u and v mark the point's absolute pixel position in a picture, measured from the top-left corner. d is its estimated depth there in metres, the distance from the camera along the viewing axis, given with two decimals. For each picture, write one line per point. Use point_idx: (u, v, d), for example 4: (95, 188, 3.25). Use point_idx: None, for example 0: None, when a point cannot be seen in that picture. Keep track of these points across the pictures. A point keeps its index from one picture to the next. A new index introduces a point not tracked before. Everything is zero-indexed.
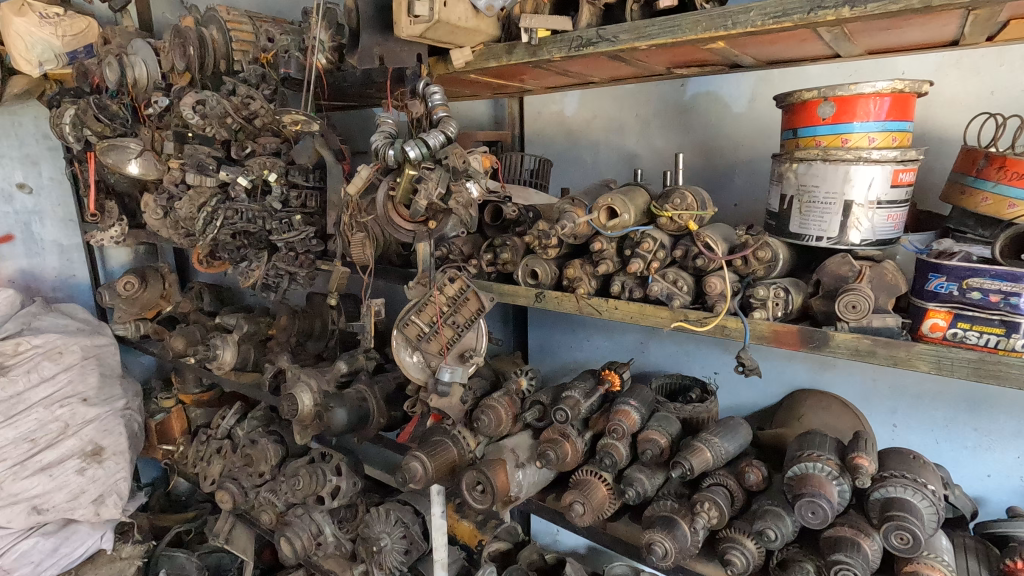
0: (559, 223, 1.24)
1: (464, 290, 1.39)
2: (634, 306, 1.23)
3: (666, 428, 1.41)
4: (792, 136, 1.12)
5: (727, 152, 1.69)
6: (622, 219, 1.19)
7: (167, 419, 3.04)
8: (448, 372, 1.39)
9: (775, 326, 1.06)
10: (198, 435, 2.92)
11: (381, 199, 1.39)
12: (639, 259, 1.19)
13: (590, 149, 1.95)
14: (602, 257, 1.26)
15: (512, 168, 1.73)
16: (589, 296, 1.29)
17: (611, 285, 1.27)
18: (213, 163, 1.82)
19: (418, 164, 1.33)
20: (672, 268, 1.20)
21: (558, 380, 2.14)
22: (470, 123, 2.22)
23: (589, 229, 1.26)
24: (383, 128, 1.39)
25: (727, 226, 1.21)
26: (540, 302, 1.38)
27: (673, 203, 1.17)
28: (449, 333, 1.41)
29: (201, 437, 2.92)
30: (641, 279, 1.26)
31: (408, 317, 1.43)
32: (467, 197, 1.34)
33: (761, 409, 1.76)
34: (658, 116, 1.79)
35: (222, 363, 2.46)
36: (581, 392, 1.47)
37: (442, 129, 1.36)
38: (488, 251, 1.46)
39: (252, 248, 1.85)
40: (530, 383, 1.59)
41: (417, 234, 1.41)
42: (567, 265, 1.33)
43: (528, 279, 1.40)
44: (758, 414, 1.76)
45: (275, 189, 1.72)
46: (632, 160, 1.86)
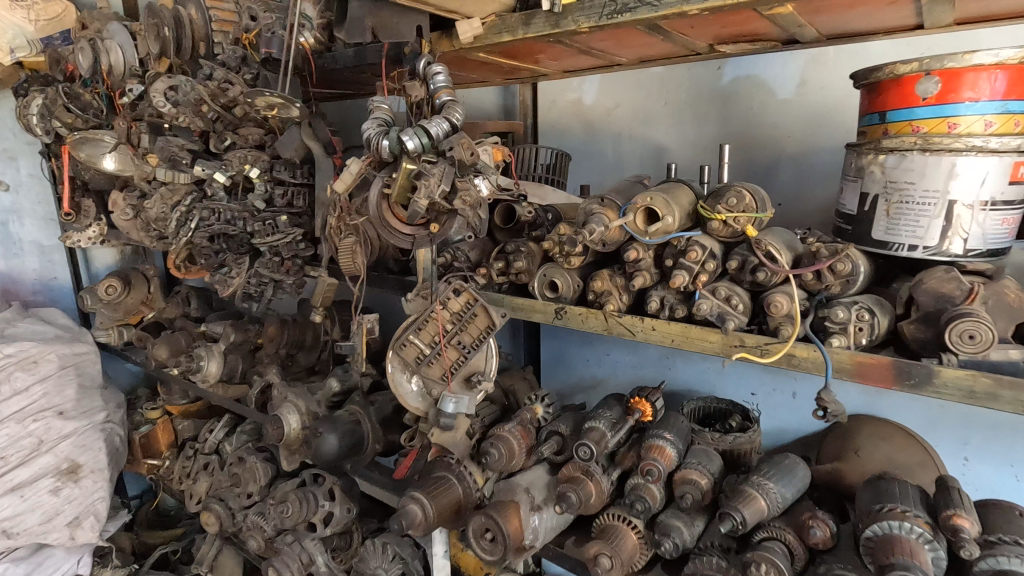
0: (586, 228, 1.02)
1: (472, 305, 1.21)
2: (677, 327, 1.02)
3: (706, 466, 1.21)
4: (878, 121, 0.91)
5: (770, 145, 1.48)
6: (665, 222, 1.00)
7: (152, 432, 2.84)
8: (451, 401, 1.18)
9: (858, 356, 0.86)
10: (185, 450, 2.73)
11: (374, 197, 1.18)
12: (683, 271, 0.99)
13: (612, 141, 1.74)
14: (638, 269, 1.05)
15: (524, 162, 1.52)
16: (619, 313, 1.09)
17: (648, 302, 1.06)
18: (187, 157, 1.60)
19: (417, 156, 1.11)
20: (723, 282, 0.99)
21: (572, 398, 1.94)
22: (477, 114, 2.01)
23: (622, 233, 1.06)
24: (376, 114, 1.16)
25: (788, 231, 1.01)
26: (560, 319, 1.18)
27: (726, 202, 0.96)
28: (453, 354, 1.21)
29: (188, 452, 2.72)
30: (685, 294, 1.05)
31: (406, 336, 1.21)
32: (475, 195, 1.14)
33: (807, 436, 1.54)
34: (690, 104, 1.58)
35: (206, 376, 2.27)
36: (606, 422, 1.27)
37: (447, 116, 1.14)
38: (498, 258, 1.26)
39: (231, 253, 1.64)
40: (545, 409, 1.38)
41: (418, 239, 1.21)
42: (593, 276, 1.12)
43: (546, 291, 1.20)
44: (802, 440, 1.55)
45: (261, 186, 1.56)
46: (660, 154, 1.65)
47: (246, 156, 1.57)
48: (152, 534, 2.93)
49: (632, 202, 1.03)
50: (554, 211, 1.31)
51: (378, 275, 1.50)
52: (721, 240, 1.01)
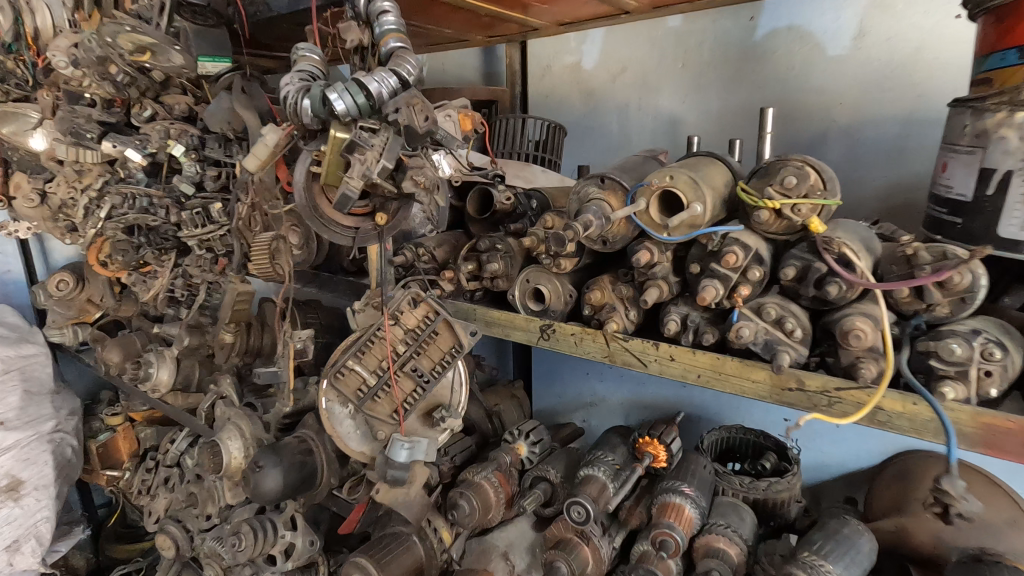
0: (578, 220, 0.73)
1: (433, 320, 0.94)
2: (706, 359, 0.74)
3: (738, 531, 0.93)
4: (1015, 62, 0.62)
5: (816, 114, 1.18)
6: (695, 211, 0.68)
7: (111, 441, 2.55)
8: (404, 447, 0.89)
9: (986, 417, 0.57)
10: (144, 461, 2.39)
11: (298, 177, 0.87)
12: (715, 282, 0.70)
13: (617, 114, 1.43)
14: (652, 277, 0.76)
15: (506, 138, 1.23)
16: (625, 336, 0.81)
17: (664, 322, 0.77)
18: (93, 129, 1.29)
19: (350, 122, 0.82)
20: (772, 297, 0.71)
21: (568, 418, 1.66)
22: (452, 82, 1.71)
23: (630, 228, 0.77)
24: (301, 66, 0.87)
25: (861, 224, 0.72)
26: (547, 341, 0.90)
27: (782, 184, 0.66)
28: (408, 384, 0.92)
29: (146, 465, 2.39)
30: (716, 313, 0.76)
31: (344, 362, 0.91)
32: (431, 174, 0.85)
33: (853, 471, 1.28)
34: (714, 65, 1.28)
35: (153, 386, 1.89)
36: (607, 470, 0.98)
37: (394, 67, 0.84)
38: (468, 258, 0.98)
39: (153, 249, 1.36)
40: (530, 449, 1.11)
41: (360, 234, 0.92)
42: (590, 284, 0.84)
43: (529, 303, 0.93)
44: (844, 477, 1.29)
45: (187, 167, 1.28)
46: (675, 128, 1.35)
47: (168, 128, 1.28)
48: (117, 548, 2.58)
49: (646, 182, 0.72)
50: (540, 195, 1.01)
51: (329, 277, 1.21)
52: (768, 237, 0.71)
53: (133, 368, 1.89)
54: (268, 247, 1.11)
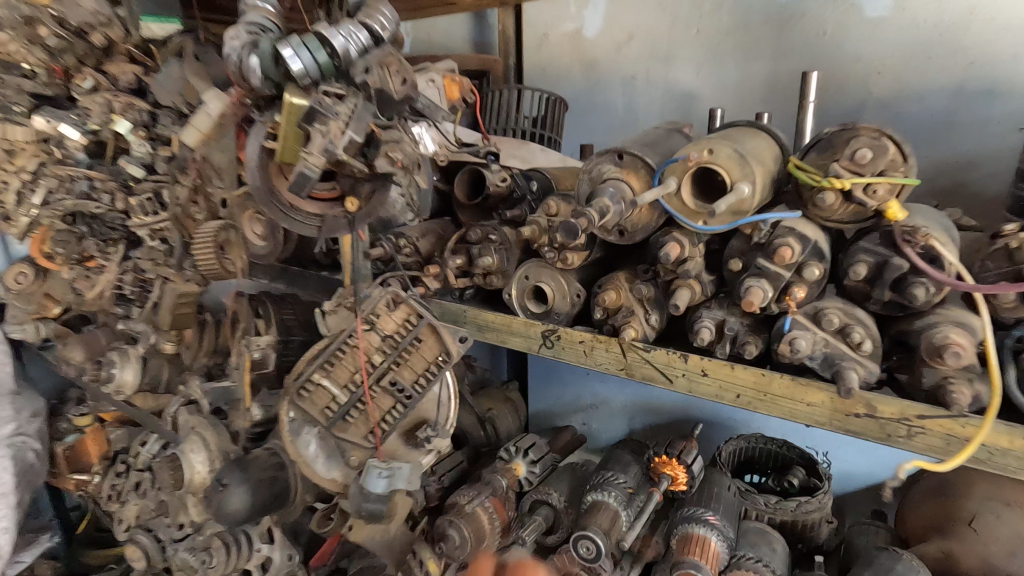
0: (593, 205, 0.59)
1: (415, 324, 0.79)
2: (748, 375, 0.61)
3: (771, 565, 0.81)
4: None
5: (851, 86, 1.04)
6: (741, 192, 0.53)
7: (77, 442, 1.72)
8: (381, 476, 0.75)
9: None
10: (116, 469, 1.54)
11: (251, 154, 0.72)
12: (762, 282, 0.57)
13: (622, 88, 1.28)
14: (682, 274, 0.62)
15: (501, 111, 1.07)
16: (646, 346, 0.68)
17: (694, 329, 0.63)
18: (24, 102, 1.13)
19: (308, 86, 0.66)
20: (831, 301, 0.57)
21: (564, 421, 1.52)
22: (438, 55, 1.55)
23: (655, 215, 0.62)
24: (251, 18, 0.72)
25: (936, 211, 0.59)
26: (551, 349, 0.76)
27: (854, 158, 0.52)
28: (386, 401, 0.78)
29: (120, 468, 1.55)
30: (757, 319, 0.63)
31: (309, 376, 0.76)
32: (411, 149, 0.70)
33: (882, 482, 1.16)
34: (733, 31, 1.13)
35: (119, 391, 1.28)
36: (618, 495, 0.85)
37: (364, 19, 0.69)
38: (456, 252, 0.83)
39: (98, 241, 1.21)
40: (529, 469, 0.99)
41: (327, 223, 0.77)
42: (603, 283, 0.71)
43: (529, 304, 0.79)
44: (870, 489, 1.15)
45: (135, 146, 1.13)
46: (688, 103, 1.21)
47: (112, 100, 1.12)
48: (89, 554, 1.86)
49: (677, 157, 0.57)
50: (541, 176, 0.84)
51: (298, 271, 1.05)
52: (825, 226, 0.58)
53: (94, 368, 1.31)
54: (214, 234, 0.97)
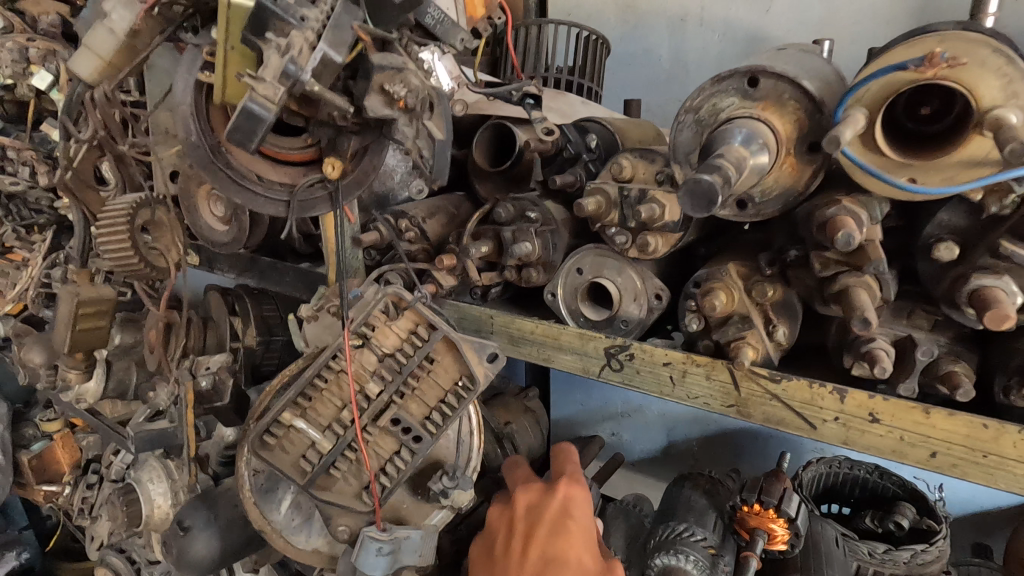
0: (720, 154, 0.36)
1: (425, 338, 0.56)
2: (954, 425, 0.39)
3: None
4: None
5: None
6: (1006, 122, 0.30)
7: (44, 450, 1.27)
8: (381, 554, 0.53)
9: None
10: (84, 475, 1.20)
11: (180, 95, 0.49)
12: (1005, 284, 0.34)
13: (668, 31, 1.00)
14: (851, 270, 0.40)
15: (530, 52, 0.82)
16: (771, 375, 0.45)
17: (861, 353, 0.41)
18: None
19: None
20: None
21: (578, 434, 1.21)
22: None
23: (804, 175, 0.40)
24: None
25: None
26: (619, 374, 0.53)
27: None
28: (386, 444, 0.56)
29: (89, 479, 1.17)
30: (957, 335, 0.41)
31: (278, 415, 0.55)
32: (418, 80, 0.47)
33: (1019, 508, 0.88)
34: None
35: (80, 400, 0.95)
36: (699, 561, 0.64)
37: None
38: (480, 236, 0.61)
39: (17, 226, 0.96)
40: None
41: (298, 197, 0.53)
42: (702, 279, 0.48)
43: (584, 309, 0.57)
44: (969, 519, 0.93)
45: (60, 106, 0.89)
46: (753, 47, 0.93)
47: (25, 45, 0.87)
48: (61, 567, 1.46)
49: (885, 68, 0.33)
50: (600, 128, 0.61)
51: (270, 262, 0.80)
52: None
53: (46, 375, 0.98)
54: (129, 209, 0.78)
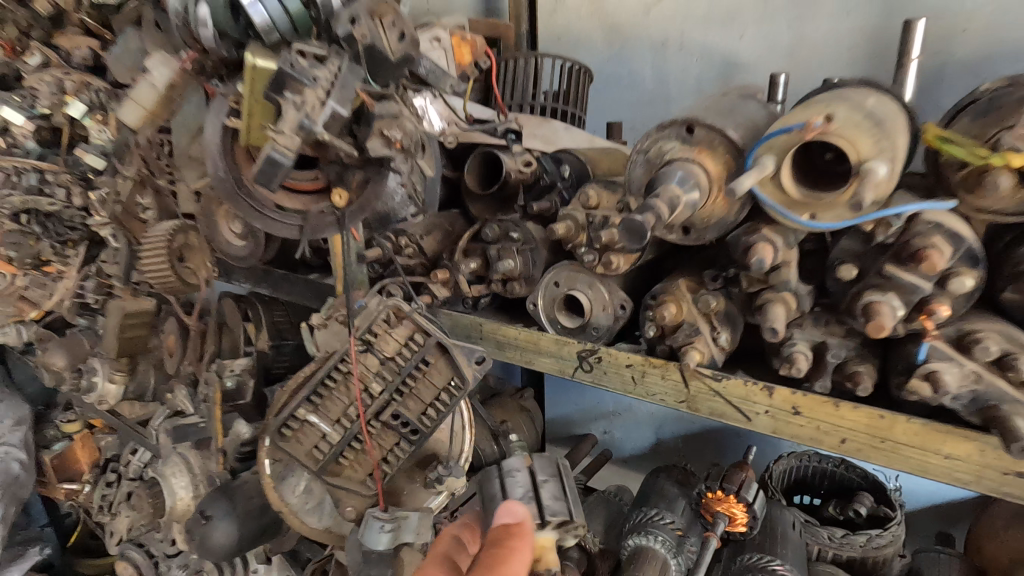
0: (658, 193, 0.44)
1: (421, 344, 0.64)
2: (859, 416, 0.46)
3: None
4: None
5: (930, 43, 0.83)
6: (875, 174, 0.38)
7: (66, 450, 1.35)
8: (384, 530, 0.61)
9: None
10: (103, 473, 1.26)
11: (210, 137, 0.57)
12: (888, 299, 0.42)
13: (652, 55, 1.07)
14: (773, 287, 0.47)
15: (515, 84, 0.91)
16: (715, 373, 0.53)
17: (784, 356, 0.48)
18: None
19: (277, 45, 0.51)
20: (976, 320, 0.43)
21: (573, 433, 1.29)
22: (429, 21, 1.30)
23: (734, 208, 0.47)
24: None
25: None
26: (590, 375, 0.62)
27: None
28: (387, 437, 0.64)
29: (109, 477, 1.24)
30: (869, 341, 0.48)
31: (294, 411, 0.63)
32: (412, 127, 0.55)
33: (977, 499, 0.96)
34: None
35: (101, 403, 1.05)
36: (667, 541, 0.72)
37: None
38: (470, 253, 0.69)
39: (53, 242, 1.05)
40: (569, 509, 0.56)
41: (310, 222, 0.62)
42: (657, 293, 0.56)
43: (560, 316, 0.64)
44: (933, 510, 1.01)
45: (93, 132, 0.98)
46: (728, 72, 1.00)
47: (62, 79, 0.96)
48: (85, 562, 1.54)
49: (781, 129, 0.41)
50: (573, 159, 0.71)
51: (283, 274, 0.87)
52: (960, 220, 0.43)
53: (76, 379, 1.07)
54: (167, 236, 0.90)
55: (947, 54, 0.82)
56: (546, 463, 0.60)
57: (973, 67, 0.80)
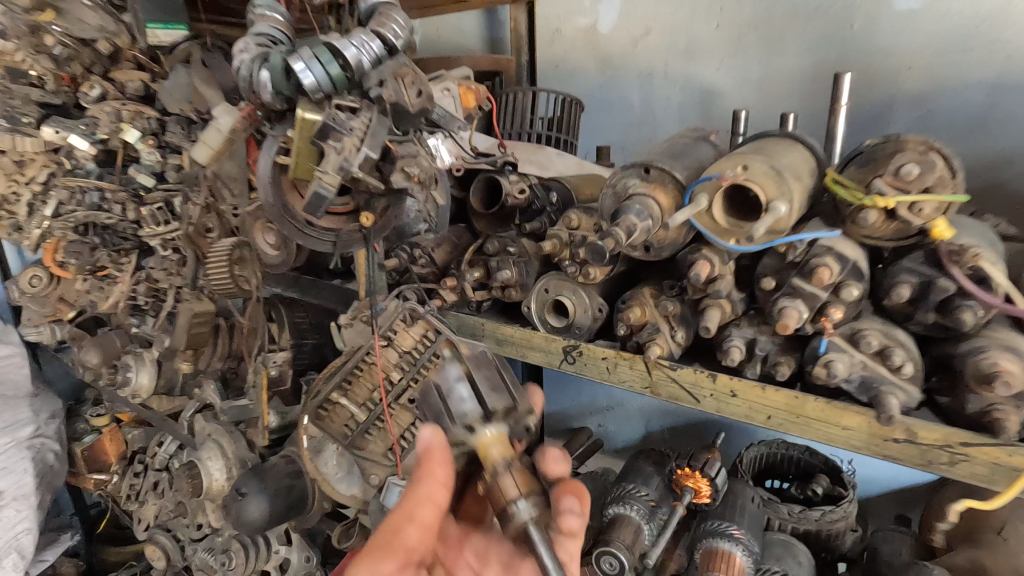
0: (620, 222, 0.57)
1: (433, 340, 0.77)
2: (780, 397, 0.59)
3: None
4: None
5: (879, 81, 0.95)
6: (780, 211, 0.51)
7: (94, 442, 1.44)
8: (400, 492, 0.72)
9: None
10: (130, 464, 1.36)
11: (262, 171, 0.71)
12: (797, 304, 0.54)
13: (639, 84, 1.19)
14: (712, 294, 0.60)
15: (513, 114, 1.04)
16: (671, 363, 0.65)
17: (723, 349, 0.61)
18: (32, 113, 1.08)
19: (321, 100, 0.65)
20: (868, 321, 0.55)
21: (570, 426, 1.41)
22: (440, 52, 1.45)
23: (683, 233, 0.60)
24: (257, 28, 0.69)
25: (978, 221, 0.55)
26: (573, 365, 0.74)
27: (899, 175, 0.48)
28: (404, 417, 0.77)
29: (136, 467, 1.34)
30: (791, 337, 0.61)
31: (327, 394, 0.76)
32: (426, 164, 0.68)
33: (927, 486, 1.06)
34: (753, 23, 1.05)
35: (135, 395, 1.18)
36: (641, 509, 0.84)
37: (377, 28, 0.67)
38: (474, 264, 0.82)
39: (109, 251, 1.19)
40: (511, 395, 0.57)
41: (342, 239, 0.75)
42: (627, 299, 0.68)
43: (548, 317, 0.77)
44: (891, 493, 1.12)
45: (144, 154, 1.11)
46: (706, 100, 1.12)
47: (119, 109, 1.09)
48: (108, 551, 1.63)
49: (709, 174, 0.55)
50: (560, 187, 0.84)
51: (310, 281, 1.01)
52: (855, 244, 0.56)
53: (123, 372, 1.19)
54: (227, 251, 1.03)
55: (896, 89, 0.94)
56: (484, 365, 0.58)
57: (919, 99, 0.92)
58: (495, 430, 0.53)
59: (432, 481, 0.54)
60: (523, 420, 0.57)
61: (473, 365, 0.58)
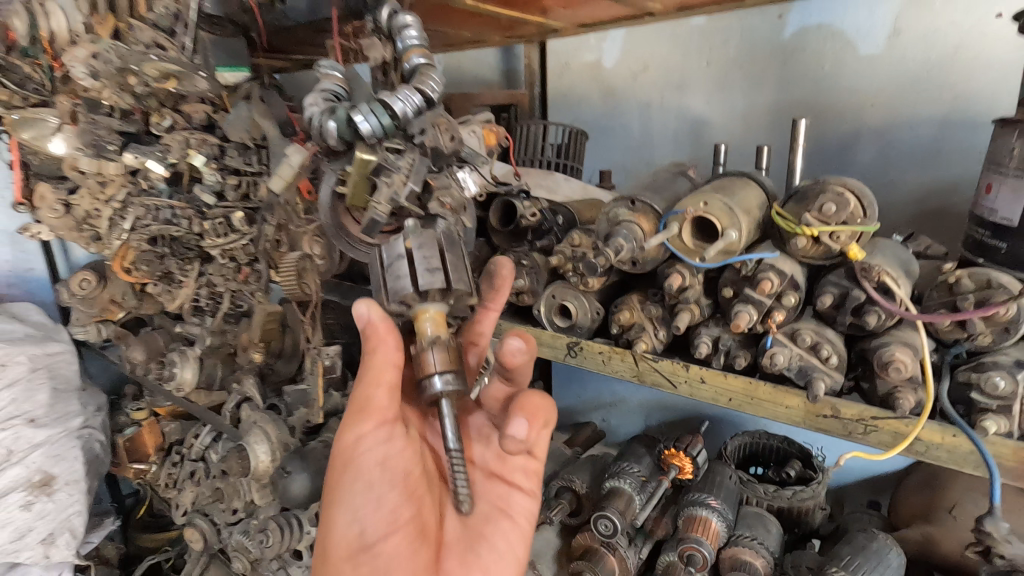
0: (609, 244, 0.73)
1: None
2: (737, 382, 0.74)
3: (763, 542, 0.97)
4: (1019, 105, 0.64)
5: (844, 118, 1.09)
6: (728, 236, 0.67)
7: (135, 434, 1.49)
8: None
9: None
10: (169, 455, 1.48)
11: (324, 199, 0.88)
12: (748, 308, 0.69)
13: (639, 113, 1.35)
14: (685, 299, 0.75)
15: (528, 144, 1.20)
16: (653, 355, 0.81)
17: (695, 344, 0.77)
18: (116, 141, 1.13)
19: (375, 143, 0.81)
20: (806, 323, 0.70)
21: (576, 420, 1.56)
22: (461, 82, 1.63)
23: (661, 251, 0.76)
24: (323, 85, 0.87)
25: (894, 243, 0.71)
26: (575, 358, 0.90)
27: (820, 211, 0.64)
28: None
29: (174, 458, 1.45)
30: (749, 336, 0.76)
31: None
32: (457, 194, 0.83)
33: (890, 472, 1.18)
34: (738, 63, 1.19)
35: (179, 388, 1.34)
36: (633, 482, 1.00)
37: (418, 84, 0.83)
38: None
39: (177, 260, 1.29)
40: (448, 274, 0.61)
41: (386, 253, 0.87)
42: (618, 303, 0.84)
43: (554, 318, 0.93)
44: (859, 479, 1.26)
45: (207, 175, 1.18)
46: (696, 130, 1.27)
47: (187, 138, 1.16)
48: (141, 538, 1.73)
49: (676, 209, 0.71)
50: (566, 210, 0.98)
51: (350, 286, 1.25)
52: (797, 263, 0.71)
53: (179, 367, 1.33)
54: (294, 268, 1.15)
55: (864, 125, 1.07)
56: (427, 242, 0.62)
57: (881, 132, 1.06)
58: (433, 305, 0.61)
59: (386, 348, 0.63)
60: (464, 299, 0.62)
61: (418, 241, 0.62)
